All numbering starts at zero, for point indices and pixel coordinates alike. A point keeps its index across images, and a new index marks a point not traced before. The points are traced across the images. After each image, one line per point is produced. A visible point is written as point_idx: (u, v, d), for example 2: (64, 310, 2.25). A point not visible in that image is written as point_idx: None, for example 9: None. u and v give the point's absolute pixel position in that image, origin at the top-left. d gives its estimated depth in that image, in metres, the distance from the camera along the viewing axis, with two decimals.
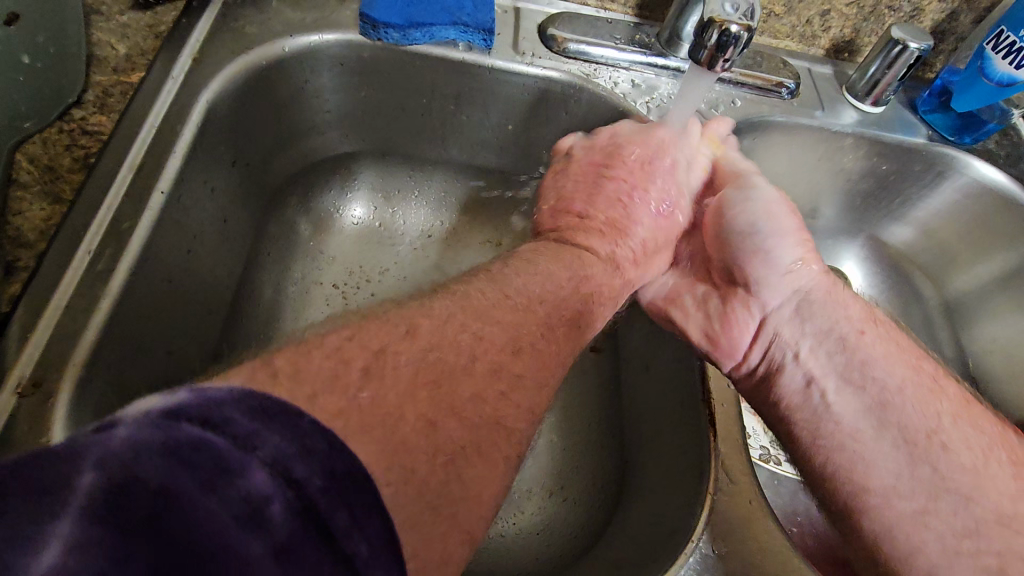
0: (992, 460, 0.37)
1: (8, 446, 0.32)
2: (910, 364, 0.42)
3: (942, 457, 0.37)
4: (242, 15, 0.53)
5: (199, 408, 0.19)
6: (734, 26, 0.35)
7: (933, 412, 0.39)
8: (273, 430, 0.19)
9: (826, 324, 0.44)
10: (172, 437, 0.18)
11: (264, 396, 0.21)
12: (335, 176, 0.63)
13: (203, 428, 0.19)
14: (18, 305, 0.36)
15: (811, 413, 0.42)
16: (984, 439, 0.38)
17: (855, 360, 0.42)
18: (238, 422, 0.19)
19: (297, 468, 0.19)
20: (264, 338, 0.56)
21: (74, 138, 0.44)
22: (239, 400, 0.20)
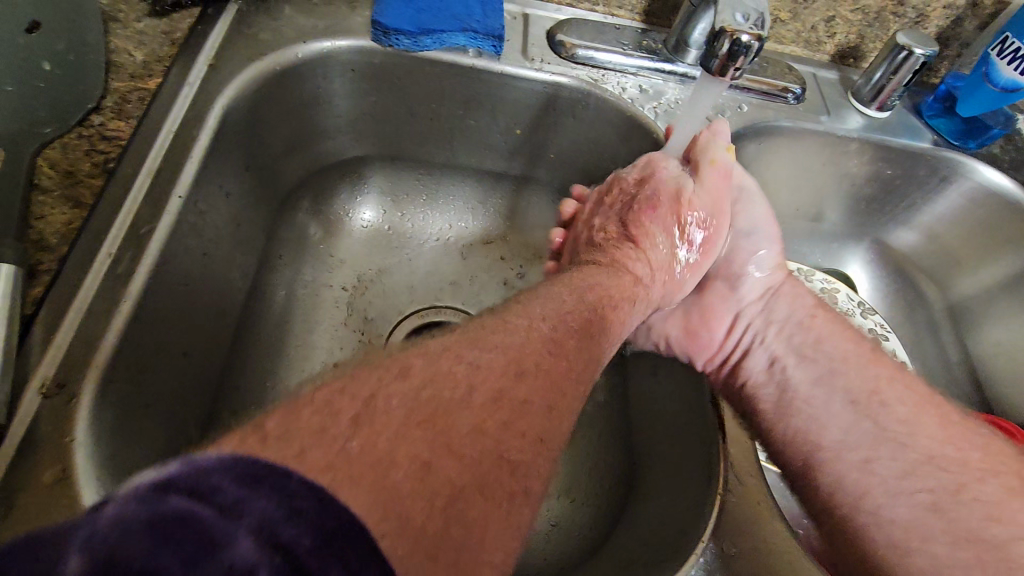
0: (924, 412, 0.45)
1: (34, 445, 0.33)
2: (852, 341, 0.50)
3: (881, 411, 0.45)
4: (256, 22, 0.53)
5: (187, 479, 0.19)
6: (745, 36, 0.36)
7: (871, 377, 0.47)
8: (262, 495, 0.19)
9: (787, 313, 0.52)
10: (157, 512, 0.17)
11: (253, 459, 0.20)
12: (345, 180, 0.64)
13: (190, 499, 0.18)
14: (41, 307, 0.37)
15: (775, 387, 0.50)
16: (914, 397, 0.46)
17: (807, 342, 0.50)
18: (226, 490, 0.18)
19: (285, 532, 0.18)
20: (273, 340, 0.56)
21: (93, 143, 0.45)
22: (228, 467, 0.19)
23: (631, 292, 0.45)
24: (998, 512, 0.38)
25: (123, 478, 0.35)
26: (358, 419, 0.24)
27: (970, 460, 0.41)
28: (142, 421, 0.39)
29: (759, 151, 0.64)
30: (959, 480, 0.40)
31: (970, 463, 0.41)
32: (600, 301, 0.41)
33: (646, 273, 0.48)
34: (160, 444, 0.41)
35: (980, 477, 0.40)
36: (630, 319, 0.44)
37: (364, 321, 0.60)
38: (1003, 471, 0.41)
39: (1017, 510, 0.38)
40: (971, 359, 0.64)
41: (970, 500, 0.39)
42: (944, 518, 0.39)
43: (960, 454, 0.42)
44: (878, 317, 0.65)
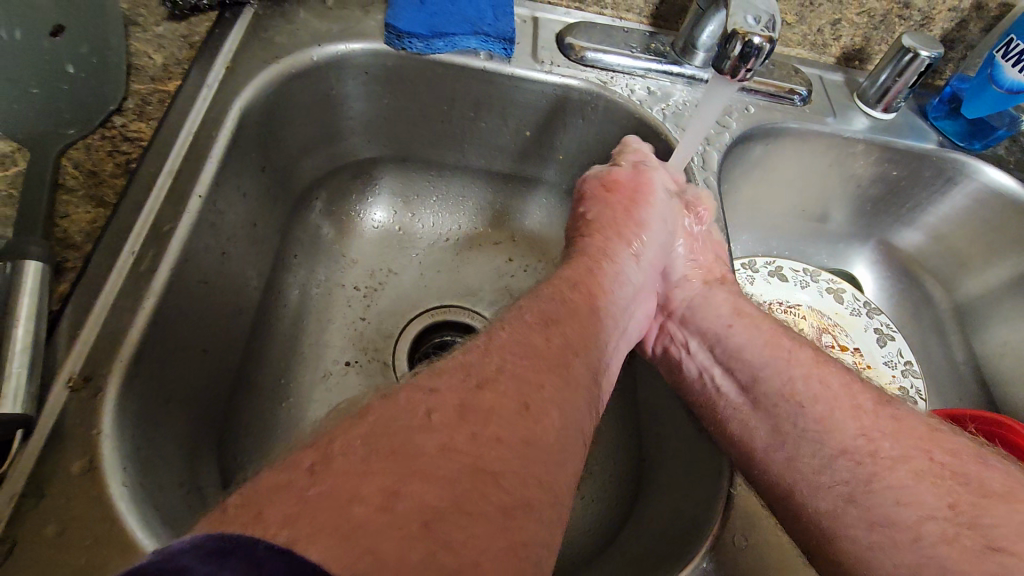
0: (839, 400, 0.40)
1: (62, 437, 0.34)
2: (773, 346, 0.45)
3: (798, 412, 0.41)
4: (272, 26, 0.54)
5: (153, 560, 0.18)
6: (756, 38, 0.37)
7: (789, 374, 0.42)
8: (228, 570, 0.18)
9: (706, 322, 0.48)
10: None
11: (223, 535, 0.20)
12: (357, 181, 0.65)
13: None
14: (67, 304, 0.38)
15: (704, 396, 0.47)
16: (832, 391, 0.41)
17: (724, 347, 0.46)
18: (194, 568, 0.18)
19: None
20: (289, 339, 0.57)
21: (116, 144, 0.46)
22: (197, 546, 0.19)
23: (594, 263, 0.45)
24: (912, 495, 0.34)
25: (146, 471, 0.36)
26: (315, 468, 0.25)
27: (883, 448, 0.37)
28: (163, 416, 0.40)
29: (764, 152, 0.65)
30: (873, 470, 0.36)
31: (880, 452, 0.37)
32: (568, 291, 0.40)
33: (607, 242, 0.47)
34: (181, 438, 0.42)
35: (890, 464, 0.36)
36: (606, 292, 0.43)
37: (376, 320, 0.61)
38: (918, 453, 0.36)
39: (925, 492, 0.34)
40: (977, 358, 0.65)
41: (883, 489, 0.35)
42: (858, 507, 0.35)
43: (873, 443, 0.37)
44: (884, 317, 0.66)
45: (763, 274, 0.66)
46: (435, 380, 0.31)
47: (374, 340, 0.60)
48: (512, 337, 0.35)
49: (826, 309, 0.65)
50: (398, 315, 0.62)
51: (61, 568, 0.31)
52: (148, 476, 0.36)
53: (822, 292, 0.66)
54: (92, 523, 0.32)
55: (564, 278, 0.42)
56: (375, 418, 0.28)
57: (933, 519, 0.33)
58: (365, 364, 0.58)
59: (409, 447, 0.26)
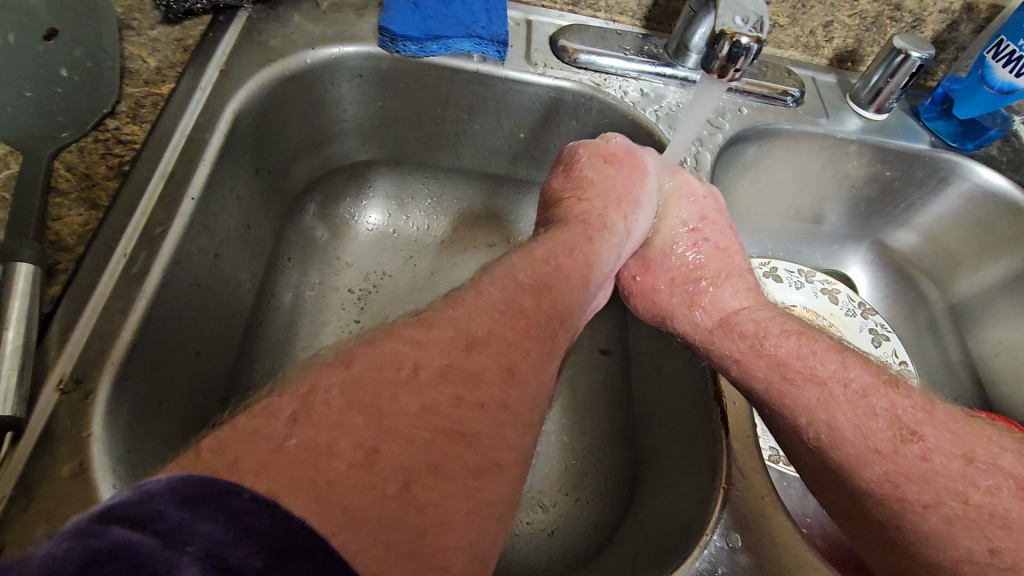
0: (852, 433, 0.36)
1: (53, 439, 0.33)
2: (779, 383, 0.40)
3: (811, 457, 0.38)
4: (266, 29, 0.55)
5: (130, 507, 0.18)
6: (744, 38, 0.37)
7: (802, 410, 0.38)
8: (207, 518, 0.18)
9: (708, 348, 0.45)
10: (92, 546, 0.16)
11: (201, 481, 0.20)
12: (352, 184, 0.65)
13: (130, 529, 0.17)
14: (59, 305, 0.38)
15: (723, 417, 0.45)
16: (855, 416, 0.37)
17: (737, 361, 0.43)
18: (169, 515, 0.18)
19: (232, 555, 0.17)
20: (283, 341, 0.57)
21: (109, 147, 0.46)
22: (174, 491, 0.19)
23: (594, 231, 0.43)
24: (942, 540, 0.32)
25: (137, 473, 0.36)
26: (295, 417, 0.24)
27: (908, 494, 0.34)
28: (155, 418, 0.40)
29: (758, 153, 0.65)
30: (897, 512, 0.34)
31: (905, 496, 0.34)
32: (560, 255, 0.40)
33: (607, 211, 0.46)
34: (174, 440, 0.42)
35: (919, 507, 0.33)
36: (601, 261, 0.43)
37: (371, 322, 0.61)
38: (949, 494, 0.33)
39: (960, 537, 0.32)
40: (972, 357, 0.65)
41: (911, 533, 0.33)
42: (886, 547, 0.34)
43: (898, 486, 0.34)
44: (878, 317, 0.66)
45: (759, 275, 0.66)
46: (425, 333, 0.30)
47: None
48: (501, 293, 0.34)
49: (820, 310, 0.65)
50: (392, 317, 0.62)
51: None
52: (139, 478, 0.36)
53: (817, 292, 0.66)
54: None
55: (558, 241, 0.41)
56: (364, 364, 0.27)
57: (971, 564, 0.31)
58: None
59: (390, 405, 0.26)
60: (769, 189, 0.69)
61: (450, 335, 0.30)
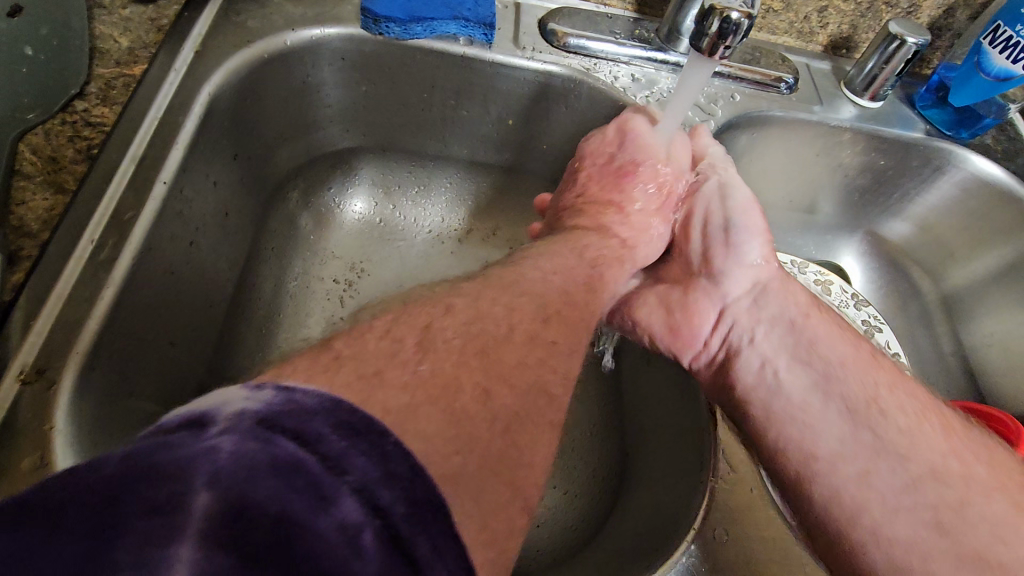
0: (926, 429, 0.37)
1: (14, 433, 0.32)
2: (852, 342, 0.42)
3: (882, 421, 0.38)
4: (244, 9, 0.53)
5: (292, 420, 0.19)
6: (734, 13, 0.36)
7: (886, 382, 0.40)
8: (362, 452, 0.19)
9: (777, 308, 0.44)
10: (272, 454, 0.17)
11: (350, 411, 0.20)
12: (336, 171, 0.64)
13: (298, 444, 0.18)
14: (21, 294, 0.36)
15: (766, 391, 0.41)
16: (918, 403, 0.39)
17: (828, 331, 0.42)
18: (330, 441, 0.19)
19: (385, 494, 0.18)
20: (264, 331, 0.55)
21: (77, 129, 0.44)
22: (328, 415, 0.19)
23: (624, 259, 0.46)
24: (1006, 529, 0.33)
25: None
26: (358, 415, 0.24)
27: (976, 474, 0.35)
28: (125, 412, 0.39)
29: (750, 141, 0.64)
30: (963, 495, 0.35)
31: (974, 477, 0.35)
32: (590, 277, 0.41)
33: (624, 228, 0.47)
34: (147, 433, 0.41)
35: (987, 493, 0.35)
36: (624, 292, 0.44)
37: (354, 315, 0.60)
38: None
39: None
40: (965, 349, 0.64)
41: (979, 517, 0.34)
42: (949, 537, 0.33)
43: (965, 467, 0.36)
44: (871, 308, 0.65)
45: None
46: None
47: None
48: None
49: None
50: (375, 309, 0.61)
51: None
52: None
53: (809, 283, 0.65)
54: None
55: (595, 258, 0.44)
56: (468, 317, 0.30)
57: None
58: None
59: (496, 353, 0.28)
60: (761, 177, 0.68)
61: (530, 316, 0.32)
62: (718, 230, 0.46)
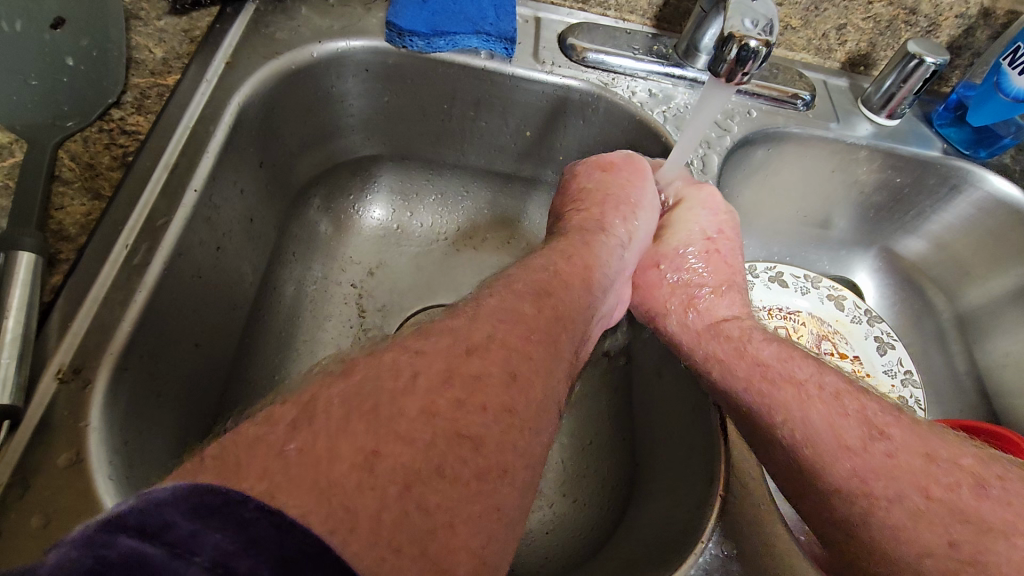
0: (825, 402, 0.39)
1: (51, 429, 0.34)
2: (759, 365, 0.43)
3: (785, 455, 0.38)
4: (273, 21, 0.54)
5: (138, 517, 0.18)
6: (753, 41, 0.36)
7: (779, 408, 0.40)
8: (215, 528, 0.19)
9: (698, 336, 0.47)
10: (103, 557, 0.17)
11: (210, 490, 0.20)
12: (357, 178, 0.65)
13: (140, 539, 0.18)
14: (59, 295, 0.38)
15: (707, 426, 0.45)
16: (815, 430, 0.38)
17: (722, 362, 0.44)
18: (178, 526, 0.18)
19: (239, 565, 0.18)
20: (284, 334, 0.57)
21: (113, 137, 0.45)
22: (183, 500, 0.19)
23: (592, 235, 0.45)
24: (907, 532, 0.32)
25: (134, 463, 0.36)
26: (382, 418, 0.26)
27: (876, 489, 0.34)
28: (153, 411, 0.40)
29: (766, 156, 0.65)
30: (866, 508, 0.34)
31: (872, 491, 0.34)
32: (559, 263, 0.41)
33: (605, 213, 0.48)
34: (171, 432, 0.42)
35: (887, 503, 0.34)
36: (602, 263, 0.43)
37: (370, 320, 0.61)
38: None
39: None
40: (979, 369, 0.64)
41: (880, 527, 0.33)
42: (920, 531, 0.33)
43: (865, 485, 0.34)
44: (885, 325, 0.65)
45: (764, 279, 0.65)
46: None
47: (370, 338, 0.60)
48: (501, 303, 0.35)
49: (824, 318, 0.64)
50: (392, 314, 0.62)
51: None
52: (135, 471, 0.36)
53: (822, 298, 0.65)
54: (76, 517, 0.32)
55: (560, 251, 0.43)
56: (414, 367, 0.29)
57: (934, 556, 0.31)
58: None
59: (389, 409, 0.26)
60: (777, 192, 0.68)
61: (450, 343, 0.31)
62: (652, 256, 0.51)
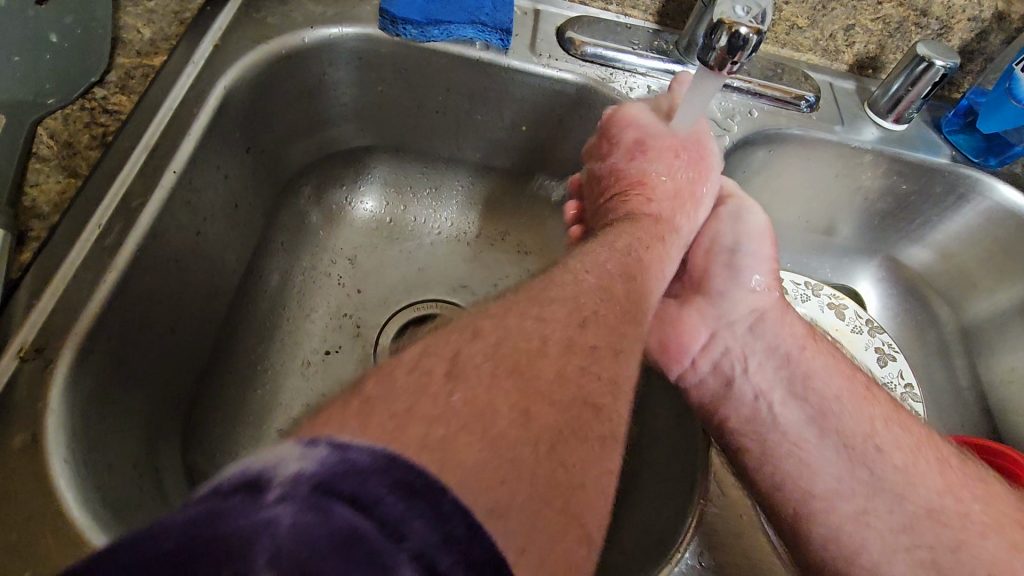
0: (905, 423, 0.43)
1: (9, 408, 0.33)
2: (846, 375, 0.45)
3: (876, 458, 0.41)
4: (265, 5, 0.54)
5: (348, 482, 0.18)
6: (744, 28, 0.35)
7: (874, 419, 0.42)
8: (419, 512, 0.18)
9: (775, 339, 0.46)
10: (331, 527, 0.17)
11: (409, 465, 0.19)
12: (350, 168, 0.64)
13: (355, 511, 0.17)
14: (27, 274, 0.37)
15: (762, 422, 0.45)
16: (911, 440, 0.42)
17: (815, 366, 0.45)
18: (387, 504, 0.18)
19: (443, 560, 0.17)
20: (267, 324, 0.56)
21: (94, 116, 0.45)
22: (385, 471, 0.19)
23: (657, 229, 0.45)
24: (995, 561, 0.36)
25: (95, 447, 0.35)
26: None
27: (972, 512, 0.38)
28: (121, 395, 0.39)
29: (767, 158, 0.63)
30: (961, 535, 0.38)
31: (971, 516, 0.38)
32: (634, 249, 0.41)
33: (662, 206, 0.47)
34: (140, 418, 0.41)
35: (982, 532, 0.38)
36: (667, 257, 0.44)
37: (356, 312, 0.60)
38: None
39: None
40: (982, 384, 0.62)
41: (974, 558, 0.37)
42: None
43: (962, 505, 0.39)
44: (886, 335, 0.63)
45: None
46: None
47: (355, 330, 0.59)
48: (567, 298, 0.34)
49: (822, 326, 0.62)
50: (380, 307, 0.61)
51: None
52: (95, 455, 0.35)
53: (823, 307, 0.63)
54: (32, 500, 0.31)
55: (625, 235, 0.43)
56: (458, 348, 0.27)
57: None
58: (346, 354, 0.57)
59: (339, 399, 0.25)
60: (778, 196, 0.67)
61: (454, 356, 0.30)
62: (723, 252, 0.48)
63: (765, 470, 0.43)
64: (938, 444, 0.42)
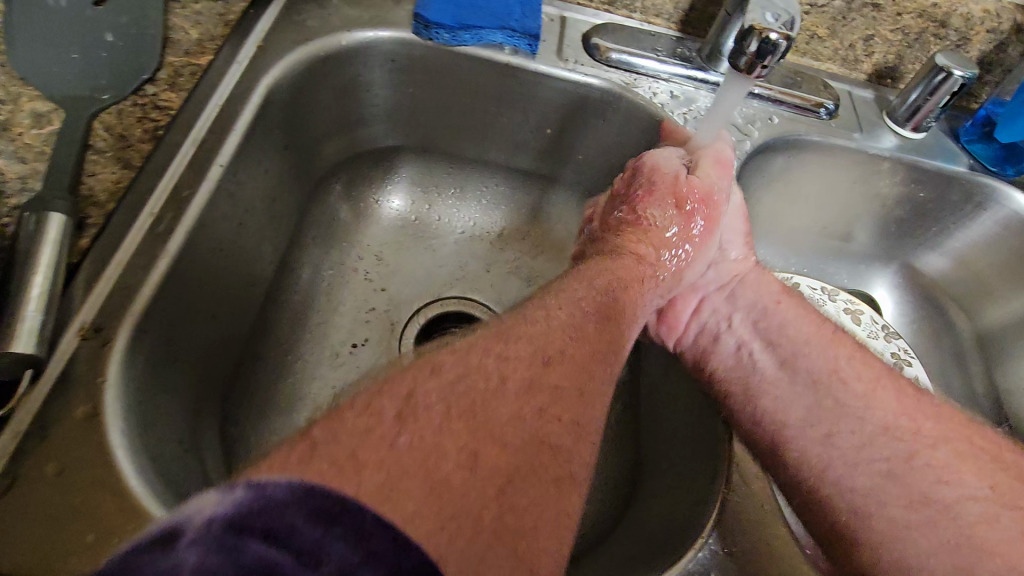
0: (867, 358, 0.46)
1: (71, 381, 0.35)
2: (814, 322, 0.49)
3: (839, 387, 0.44)
4: (305, 9, 0.56)
5: (261, 517, 0.20)
6: (773, 34, 0.37)
7: (836, 360, 0.46)
8: (337, 535, 0.20)
9: (753, 297, 0.51)
10: (240, 562, 0.18)
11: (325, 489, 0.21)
12: (379, 167, 0.66)
13: (269, 545, 0.19)
14: (86, 258, 0.39)
15: (740, 371, 0.49)
16: (874, 373, 0.45)
17: (785, 317, 0.49)
18: (303, 532, 0.20)
19: None
20: (297, 316, 0.58)
21: (146, 111, 0.47)
22: (301, 500, 0.20)
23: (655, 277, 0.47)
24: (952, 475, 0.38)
25: (147, 423, 0.37)
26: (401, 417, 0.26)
27: (924, 428, 0.41)
28: (168, 376, 0.41)
29: (786, 165, 0.65)
30: (915, 446, 0.40)
31: (923, 431, 0.41)
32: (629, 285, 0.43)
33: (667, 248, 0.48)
34: (183, 399, 0.43)
35: (933, 444, 0.40)
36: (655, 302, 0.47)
37: (382, 306, 0.62)
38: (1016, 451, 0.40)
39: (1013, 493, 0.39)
40: (998, 391, 0.62)
41: (926, 464, 0.39)
42: (900, 484, 0.39)
43: (916, 423, 0.41)
44: (902, 342, 0.63)
45: None
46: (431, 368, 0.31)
47: (381, 324, 0.61)
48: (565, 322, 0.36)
49: None
50: (405, 302, 0.63)
51: (58, 504, 0.32)
52: (147, 430, 0.37)
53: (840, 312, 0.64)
54: (91, 469, 0.33)
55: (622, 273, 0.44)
56: (465, 367, 0.30)
57: (976, 499, 0.37)
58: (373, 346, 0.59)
59: None
60: (796, 203, 0.68)
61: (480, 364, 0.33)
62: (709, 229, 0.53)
63: (744, 407, 0.47)
64: (897, 377, 0.45)
